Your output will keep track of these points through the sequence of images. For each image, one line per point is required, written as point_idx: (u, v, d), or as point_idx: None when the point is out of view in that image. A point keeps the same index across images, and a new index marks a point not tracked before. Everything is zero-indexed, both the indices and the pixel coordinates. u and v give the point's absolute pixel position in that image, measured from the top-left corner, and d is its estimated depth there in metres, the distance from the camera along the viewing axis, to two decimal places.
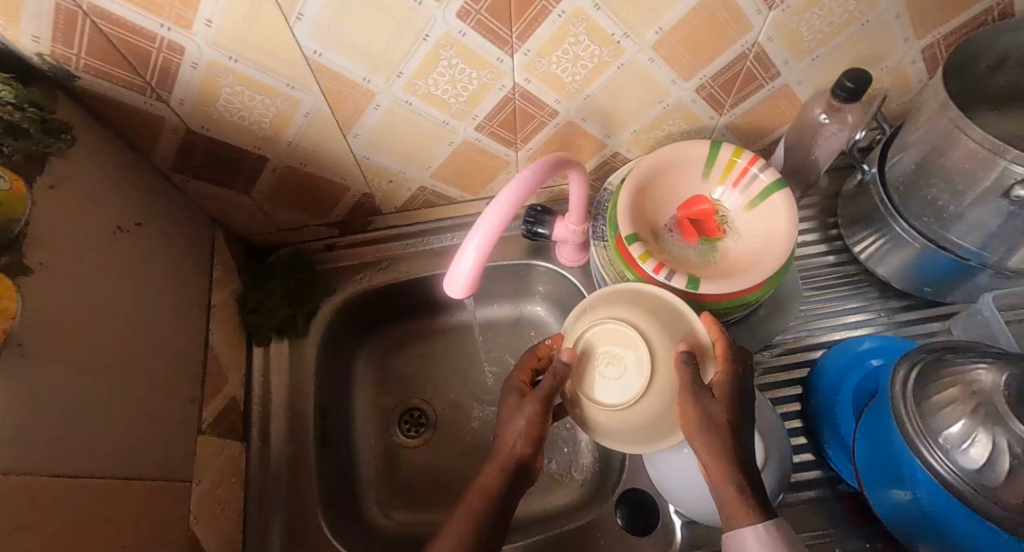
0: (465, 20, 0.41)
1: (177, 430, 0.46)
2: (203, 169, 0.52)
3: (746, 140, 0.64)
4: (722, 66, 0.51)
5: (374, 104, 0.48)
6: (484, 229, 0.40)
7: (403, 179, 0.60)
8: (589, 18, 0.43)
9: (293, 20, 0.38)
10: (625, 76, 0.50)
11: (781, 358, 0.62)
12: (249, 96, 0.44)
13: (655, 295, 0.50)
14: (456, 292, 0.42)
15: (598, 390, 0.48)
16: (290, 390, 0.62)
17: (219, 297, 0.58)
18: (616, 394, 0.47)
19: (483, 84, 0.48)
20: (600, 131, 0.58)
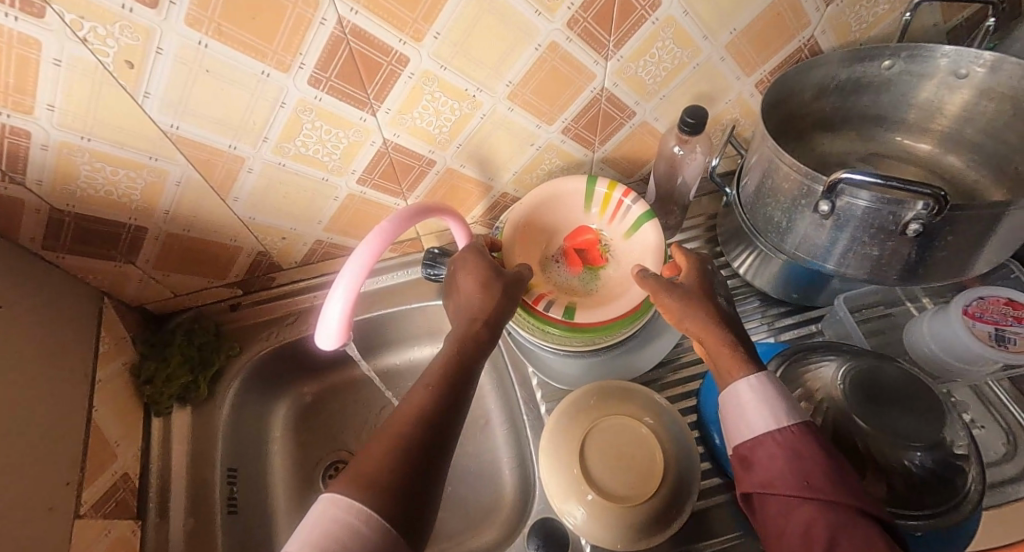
0: (318, 87, 0.44)
1: (49, 516, 0.44)
2: (78, 245, 0.52)
3: (624, 173, 0.69)
4: (578, 110, 0.56)
5: (246, 167, 0.49)
6: (346, 279, 0.41)
7: (296, 235, 0.61)
8: (439, 77, 0.47)
9: (141, 98, 0.40)
10: (491, 125, 0.54)
11: (677, 374, 0.64)
12: (111, 171, 0.45)
13: (646, 395, 0.59)
14: (329, 342, 0.43)
15: (612, 483, 0.53)
16: (192, 459, 0.60)
17: (108, 370, 0.57)
18: (630, 486, 0.52)
19: (353, 142, 0.51)
20: (482, 175, 0.61)
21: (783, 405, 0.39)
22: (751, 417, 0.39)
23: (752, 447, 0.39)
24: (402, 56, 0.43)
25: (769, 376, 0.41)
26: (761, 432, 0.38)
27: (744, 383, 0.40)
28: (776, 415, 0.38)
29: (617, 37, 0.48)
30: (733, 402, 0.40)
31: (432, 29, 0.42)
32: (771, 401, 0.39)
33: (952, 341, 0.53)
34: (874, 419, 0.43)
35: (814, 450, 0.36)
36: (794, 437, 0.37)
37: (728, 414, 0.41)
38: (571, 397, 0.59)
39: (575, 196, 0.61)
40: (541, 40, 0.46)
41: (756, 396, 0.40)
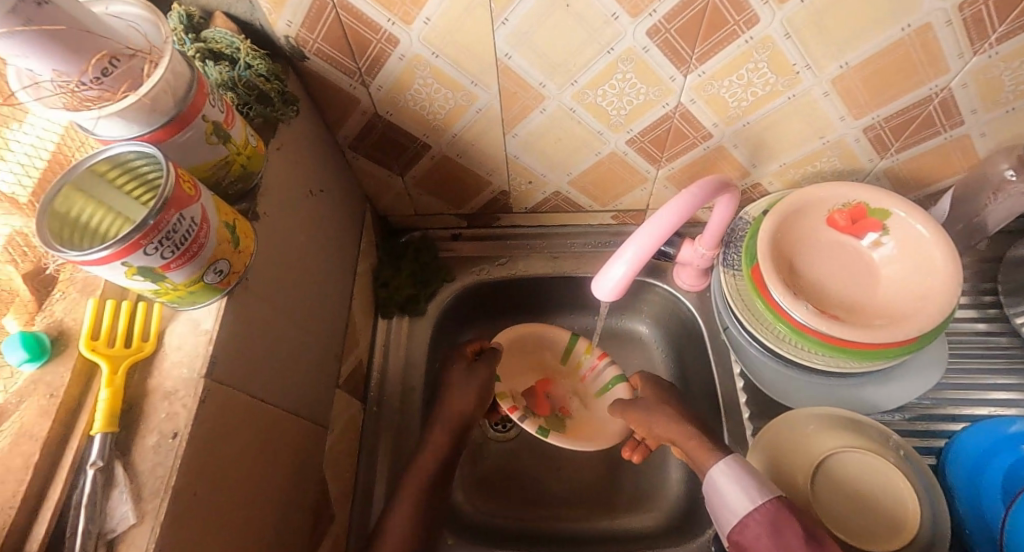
0: (653, 37, 0.42)
1: (325, 378, 0.50)
2: (373, 151, 0.58)
3: (902, 188, 0.60)
4: (900, 108, 0.49)
5: (541, 107, 0.51)
6: (643, 240, 0.41)
7: (543, 182, 0.63)
8: (776, 46, 0.43)
9: (497, 24, 0.42)
10: (793, 107, 0.50)
11: (914, 423, 0.57)
12: (435, 89, 0.49)
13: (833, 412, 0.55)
14: (604, 294, 0.44)
15: (864, 531, 0.48)
16: (405, 363, 0.66)
17: (362, 267, 0.64)
18: (885, 526, 0.48)
19: (648, 100, 0.49)
20: (747, 159, 0.58)
21: (751, 484, 0.43)
22: (729, 499, 0.43)
23: (739, 531, 0.41)
24: (754, 17, 0.40)
25: (734, 457, 0.45)
26: (738, 512, 0.42)
27: (715, 468, 0.45)
28: (747, 491, 0.42)
29: (1007, 29, 0.40)
30: (710, 487, 0.45)
31: None
32: (742, 480, 0.43)
33: None
34: None
35: (793, 524, 0.39)
36: (775, 512, 0.40)
37: (710, 499, 0.45)
38: (768, 433, 0.53)
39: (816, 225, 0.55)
40: (915, 19, 0.40)
41: (725, 477, 0.44)
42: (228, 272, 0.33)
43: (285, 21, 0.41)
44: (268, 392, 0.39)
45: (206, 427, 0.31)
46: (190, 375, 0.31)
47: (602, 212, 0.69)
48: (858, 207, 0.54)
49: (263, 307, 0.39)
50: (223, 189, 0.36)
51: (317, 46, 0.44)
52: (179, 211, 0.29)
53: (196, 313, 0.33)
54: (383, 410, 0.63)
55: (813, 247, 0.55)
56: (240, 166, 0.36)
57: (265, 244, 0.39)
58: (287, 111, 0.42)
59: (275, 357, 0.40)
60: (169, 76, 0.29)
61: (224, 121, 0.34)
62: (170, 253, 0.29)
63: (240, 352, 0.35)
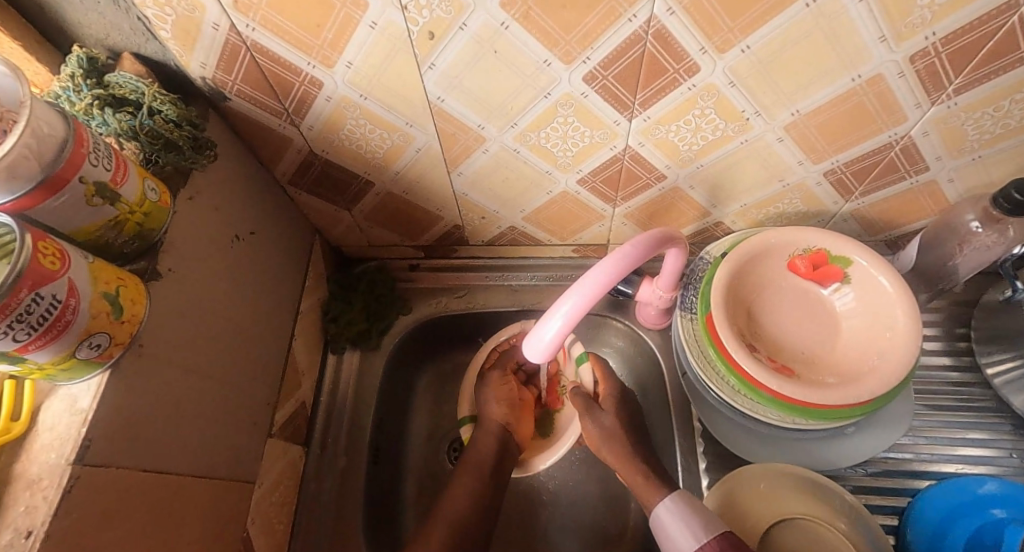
0: (590, 83, 0.40)
1: (253, 430, 0.48)
2: (315, 186, 0.55)
3: (869, 229, 0.58)
4: (858, 154, 0.46)
5: (483, 148, 0.48)
6: (572, 302, 0.38)
7: (496, 218, 0.60)
8: (721, 94, 0.40)
9: (424, 68, 0.39)
10: (748, 152, 0.47)
11: (876, 479, 0.54)
12: (370, 129, 0.46)
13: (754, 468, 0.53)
14: (536, 356, 0.41)
15: None
16: (354, 402, 0.63)
17: (308, 303, 0.61)
18: None
19: (594, 142, 0.47)
20: (705, 200, 0.55)
21: (694, 522, 0.46)
22: (675, 537, 0.46)
23: None
24: (694, 66, 0.38)
25: (678, 494, 0.49)
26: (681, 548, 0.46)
27: (660, 506, 0.49)
28: (689, 529, 0.46)
29: (964, 82, 0.38)
30: (657, 524, 0.48)
31: (743, 42, 0.35)
32: (687, 518, 0.47)
33: None
34: None
35: None
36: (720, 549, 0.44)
37: (658, 535, 0.48)
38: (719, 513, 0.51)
39: (776, 269, 0.53)
40: (866, 70, 0.37)
41: (673, 516, 0.47)
42: (108, 345, 0.31)
43: (198, 62, 0.39)
44: (169, 460, 0.36)
45: (74, 519, 0.28)
46: (58, 462, 0.28)
47: (562, 246, 0.67)
48: (819, 253, 0.51)
49: (168, 370, 0.36)
50: (114, 249, 0.34)
51: (237, 86, 0.41)
52: (34, 290, 0.26)
53: (74, 389, 0.31)
54: (329, 452, 0.60)
55: (772, 294, 0.53)
56: (134, 225, 0.34)
57: (166, 302, 0.36)
58: (202, 158, 0.40)
59: (182, 420, 0.38)
60: (29, 141, 0.27)
61: (112, 180, 0.32)
62: (25, 335, 0.26)
63: (129, 425, 0.33)
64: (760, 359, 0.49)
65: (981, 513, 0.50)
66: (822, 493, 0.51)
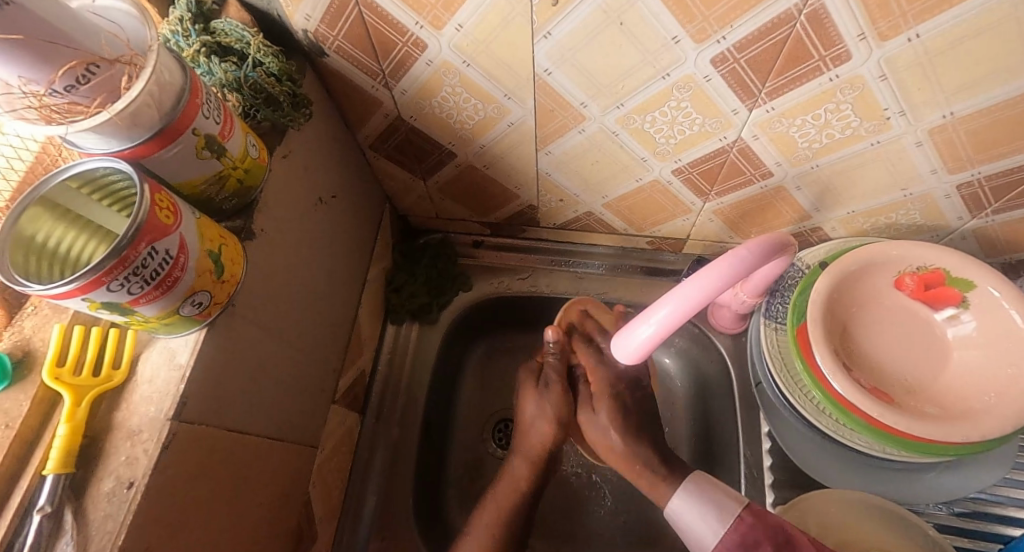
0: (717, 66, 0.36)
1: (319, 396, 0.48)
2: (395, 152, 0.54)
3: (988, 251, 0.52)
4: (1007, 167, 0.41)
5: (579, 128, 0.45)
6: (670, 307, 0.36)
7: (574, 201, 0.58)
8: (866, 88, 0.36)
9: (538, 37, 0.36)
10: (876, 155, 0.42)
11: (964, 521, 0.50)
12: (464, 98, 0.44)
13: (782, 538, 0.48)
14: (626, 355, 0.41)
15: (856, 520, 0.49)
16: (410, 374, 0.63)
17: (374, 271, 0.61)
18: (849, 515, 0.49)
19: (703, 131, 0.43)
20: (810, 203, 0.51)
21: (713, 511, 0.43)
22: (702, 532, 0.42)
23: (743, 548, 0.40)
24: (845, 54, 0.33)
25: (693, 477, 0.46)
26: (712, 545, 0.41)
27: (676, 496, 0.45)
28: (717, 517, 0.42)
29: None
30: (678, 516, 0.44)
31: (913, 30, 0.30)
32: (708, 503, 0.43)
33: None
34: None
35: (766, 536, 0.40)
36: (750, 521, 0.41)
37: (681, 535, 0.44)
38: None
39: (877, 287, 0.49)
40: None
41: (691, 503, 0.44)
42: (208, 303, 0.30)
43: (303, 14, 0.37)
44: (248, 421, 0.36)
45: (168, 474, 0.28)
46: (156, 416, 0.28)
47: (638, 236, 0.63)
48: (935, 273, 0.46)
49: (251, 331, 0.36)
50: (215, 206, 0.33)
51: (338, 43, 0.40)
52: (151, 243, 0.25)
53: (172, 343, 0.31)
54: (383, 423, 0.60)
55: (873, 312, 0.49)
56: (235, 182, 0.33)
57: (256, 263, 0.36)
58: (299, 115, 0.39)
59: (259, 383, 0.37)
60: (153, 89, 0.26)
61: (220, 133, 0.31)
62: (139, 288, 0.25)
63: (216, 386, 0.32)
64: (856, 382, 0.45)
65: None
66: (905, 529, 0.48)
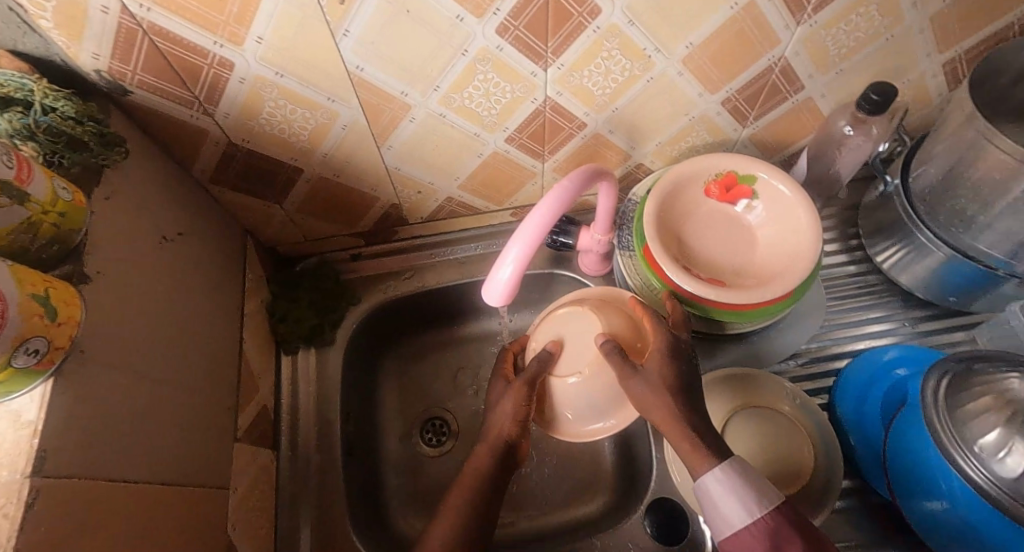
0: (503, 36, 0.42)
1: (217, 436, 0.46)
2: (239, 181, 0.53)
3: (766, 152, 0.65)
4: (747, 80, 0.52)
5: (409, 116, 0.49)
6: (520, 243, 0.40)
7: (431, 190, 0.61)
8: (623, 34, 0.44)
9: (338, 36, 0.39)
10: (654, 89, 0.51)
11: (805, 367, 0.62)
12: (290, 109, 0.46)
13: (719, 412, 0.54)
14: (494, 300, 0.43)
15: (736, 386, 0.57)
16: (318, 397, 0.62)
17: (252, 305, 0.59)
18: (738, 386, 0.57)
19: (515, 97, 0.49)
20: (625, 143, 0.59)
21: (750, 494, 0.39)
22: (724, 511, 0.39)
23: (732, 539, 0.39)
24: (596, 8, 0.41)
25: (731, 462, 0.41)
26: (735, 524, 0.39)
27: (715, 477, 0.40)
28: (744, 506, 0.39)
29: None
30: (703, 493, 0.40)
31: None
32: (740, 491, 0.39)
33: None
34: None
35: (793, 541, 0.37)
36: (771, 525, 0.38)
37: (704, 506, 0.41)
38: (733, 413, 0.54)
39: (694, 197, 0.58)
40: None
41: (723, 492, 0.39)
42: (46, 350, 0.29)
43: (89, 53, 0.37)
44: (134, 469, 0.35)
45: (44, 530, 0.27)
46: (13, 478, 0.27)
47: (501, 211, 0.69)
48: (729, 175, 0.56)
49: (115, 376, 0.34)
50: (33, 255, 0.32)
51: (138, 77, 0.39)
52: None
53: (14, 405, 0.28)
54: (300, 452, 0.59)
55: (696, 219, 0.58)
56: (50, 227, 0.32)
57: (98, 307, 0.34)
58: (114, 154, 0.38)
59: (134, 431, 0.36)
60: None
61: (16, 178, 0.29)
62: None
63: (82, 434, 0.31)
64: (694, 276, 0.54)
65: (946, 478, 0.46)
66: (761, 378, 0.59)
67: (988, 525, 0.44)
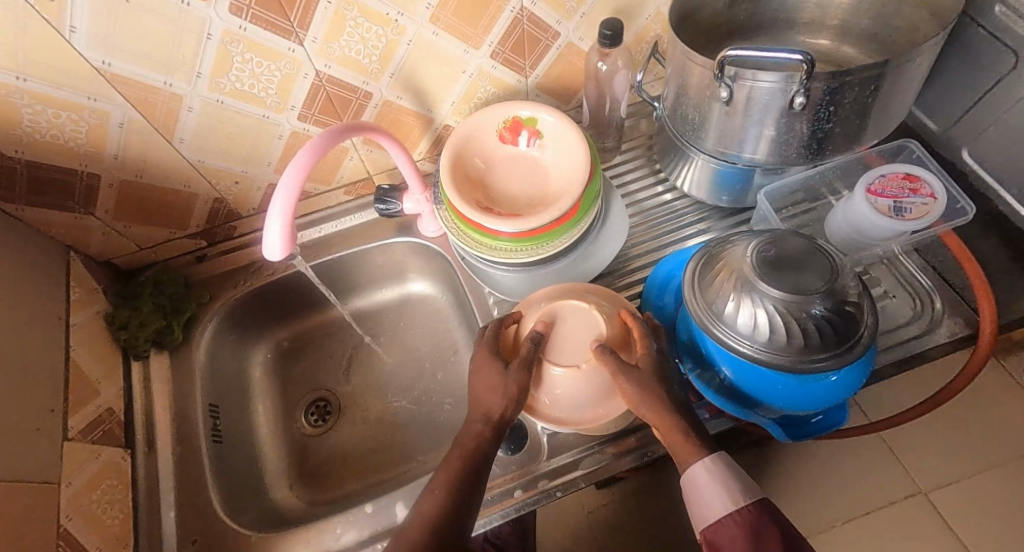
0: (240, 16, 0.46)
1: (39, 436, 0.48)
2: (33, 195, 0.54)
3: (560, 99, 0.72)
4: (502, 32, 0.58)
5: (185, 106, 0.52)
6: (281, 196, 0.44)
7: (248, 179, 0.64)
8: (358, 2, 0.49)
9: (67, 33, 0.42)
10: (419, 52, 0.57)
11: (624, 281, 0.70)
12: (53, 114, 0.47)
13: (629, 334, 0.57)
14: (276, 255, 0.46)
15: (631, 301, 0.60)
16: (174, 394, 0.64)
17: (82, 317, 0.60)
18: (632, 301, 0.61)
19: (286, 75, 0.53)
20: (420, 107, 0.64)
21: (735, 485, 0.40)
22: (709, 502, 0.40)
23: (714, 530, 0.39)
24: None
25: (718, 457, 0.42)
26: (717, 512, 0.39)
27: (701, 468, 0.41)
28: (729, 495, 0.39)
29: None
30: (689, 484, 0.41)
31: None
32: (726, 481, 0.40)
33: (855, 216, 0.57)
34: (779, 284, 0.47)
35: (772, 528, 0.37)
36: (755, 512, 0.38)
37: (689, 496, 0.42)
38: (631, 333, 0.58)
39: (488, 146, 0.64)
40: None
41: (707, 476, 0.40)
42: None
43: None
44: None
45: None
46: None
47: (332, 190, 0.73)
48: (514, 120, 0.63)
49: None
50: None
51: None
52: None
53: None
54: (158, 448, 0.60)
55: (494, 165, 0.64)
56: None
57: None
58: None
59: None
60: None
61: None
62: None
63: None
64: (494, 214, 0.60)
65: (706, 343, 0.53)
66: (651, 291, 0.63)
67: (745, 376, 0.51)
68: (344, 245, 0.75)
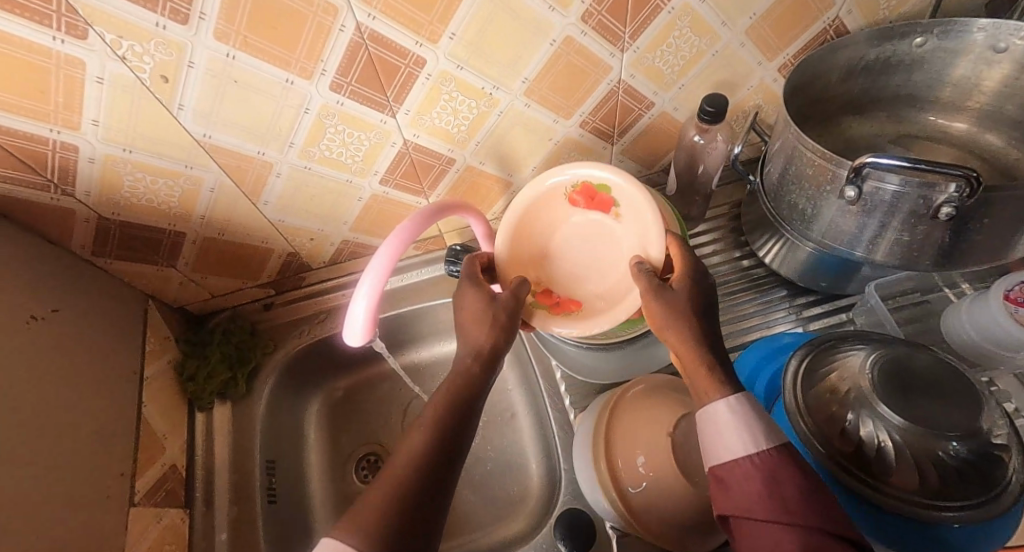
0: (339, 92, 0.45)
1: (105, 504, 0.47)
2: (122, 251, 0.55)
3: (643, 164, 0.68)
4: (595, 103, 0.55)
5: (274, 172, 0.51)
6: (369, 280, 0.42)
7: (324, 236, 0.63)
8: (456, 77, 0.47)
9: (175, 110, 0.42)
10: (508, 121, 0.54)
11: None
12: (151, 180, 0.48)
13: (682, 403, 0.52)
14: (356, 339, 0.44)
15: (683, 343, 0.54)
16: (233, 450, 0.63)
17: (154, 369, 0.60)
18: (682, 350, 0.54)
19: (374, 144, 0.52)
20: (501, 171, 0.62)
21: (761, 426, 0.33)
22: (724, 438, 0.34)
23: (727, 469, 0.33)
24: (419, 58, 0.44)
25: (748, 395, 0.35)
26: (736, 451, 0.33)
27: (723, 408, 0.34)
28: (751, 436, 0.33)
29: (632, 28, 0.48)
30: (705, 418, 0.35)
31: (448, 30, 0.42)
32: (754, 429, 0.33)
33: (994, 330, 0.51)
34: (905, 407, 0.41)
35: (799, 481, 0.30)
36: (778, 460, 0.32)
37: (702, 435, 0.35)
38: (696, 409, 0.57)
39: None
40: (556, 34, 0.46)
41: (729, 424, 0.34)
42: None
43: None
44: None
45: None
46: None
47: None
48: (585, 185, 0.53)
49: None
50: None
51: None
52: None
53: None
54: (213, 508, 0.59)
55: None
56: None
57: None
58: None
59: None
60: None
61: None
62: None
63: None
64: (548, 305, 0.53)
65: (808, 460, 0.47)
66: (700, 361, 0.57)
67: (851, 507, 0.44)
68: (407, 299, 0.74)
